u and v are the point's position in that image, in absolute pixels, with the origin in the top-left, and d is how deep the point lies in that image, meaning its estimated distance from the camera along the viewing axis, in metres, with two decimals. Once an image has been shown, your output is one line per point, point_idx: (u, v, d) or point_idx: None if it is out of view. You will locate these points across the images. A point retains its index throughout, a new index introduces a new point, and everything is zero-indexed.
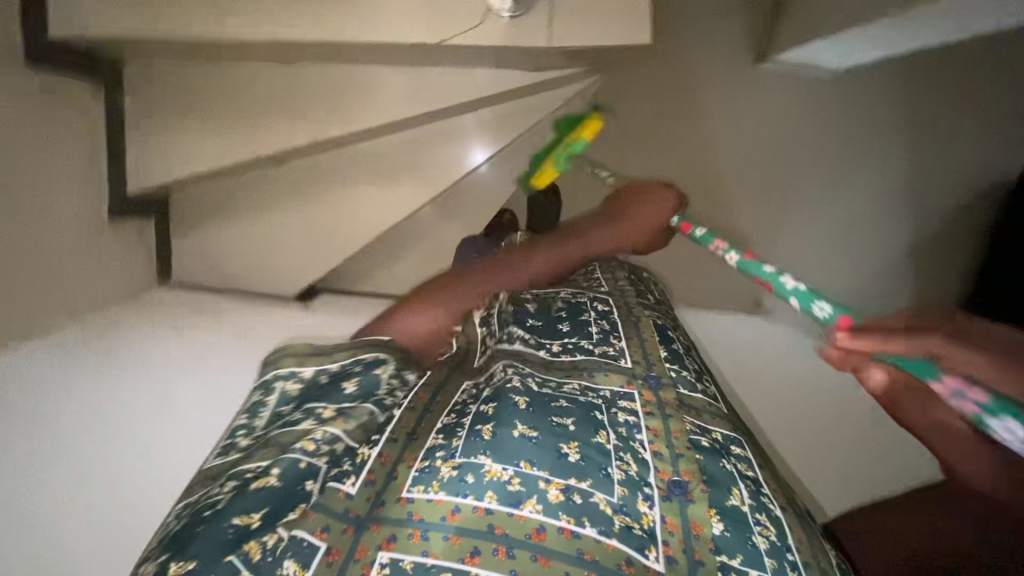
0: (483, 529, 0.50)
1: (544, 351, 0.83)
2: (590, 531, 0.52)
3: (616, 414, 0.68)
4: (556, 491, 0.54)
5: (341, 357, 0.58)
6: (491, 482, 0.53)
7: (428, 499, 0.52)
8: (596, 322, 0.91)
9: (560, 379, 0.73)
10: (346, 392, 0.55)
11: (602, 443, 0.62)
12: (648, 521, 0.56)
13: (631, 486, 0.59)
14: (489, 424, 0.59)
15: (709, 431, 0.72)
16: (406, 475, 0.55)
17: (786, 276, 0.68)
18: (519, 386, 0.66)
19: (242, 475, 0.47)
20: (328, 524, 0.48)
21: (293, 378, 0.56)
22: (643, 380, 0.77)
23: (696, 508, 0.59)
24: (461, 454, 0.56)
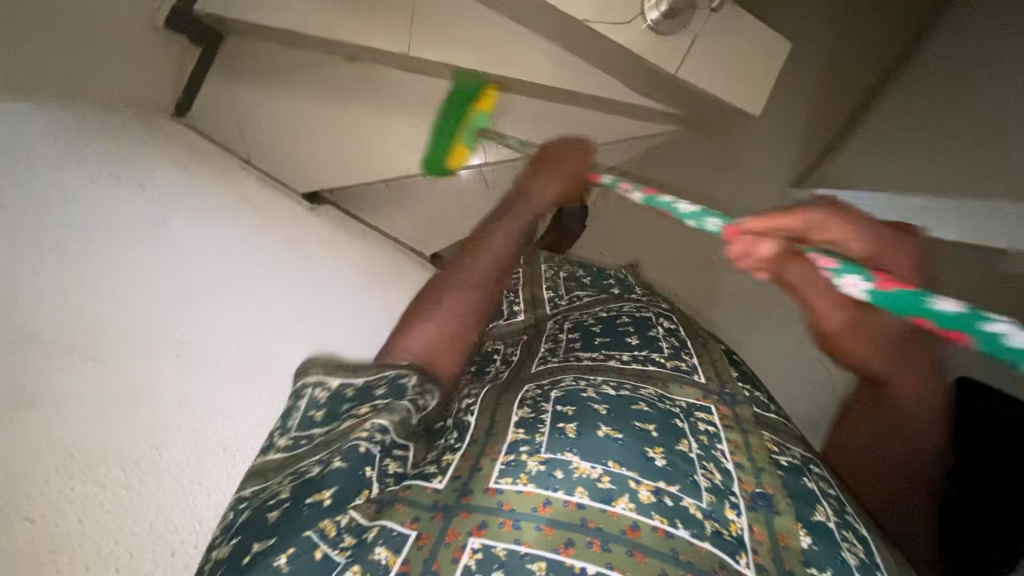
0: (576, 522, 0.51)
1: (613, 361, 0.74)
2: (683, 532, 0.51)
3: (697, 427, 0.62)
4: (646, 491, 0.53)
5: (367, 376, 0.75)
6: (580, 478, 0.54)
7: (518, 491, 0.54)
8: (662, 337, 0.79)
9: (634, 384, 0.67)
10: (374, 395, 0.72)
11: (684, 450, 0.58)
12: (738, 530, 0.53)
13: (717, 496, 0.55)
14: (572, 424, 0.59)
15: (785, 443, 0.63)
16: (492, 467, 0.58)
17: (682, 203, 0.86)
18: (597, 394, 0.64)
19: (302, 470, 0.61)
20: (418, 516, 0.55)
21: (321, 389, 0.75)
22: (717, 395, 0.68)
23: (785, 521, 0.54)
24: (547, 449, 0.57)
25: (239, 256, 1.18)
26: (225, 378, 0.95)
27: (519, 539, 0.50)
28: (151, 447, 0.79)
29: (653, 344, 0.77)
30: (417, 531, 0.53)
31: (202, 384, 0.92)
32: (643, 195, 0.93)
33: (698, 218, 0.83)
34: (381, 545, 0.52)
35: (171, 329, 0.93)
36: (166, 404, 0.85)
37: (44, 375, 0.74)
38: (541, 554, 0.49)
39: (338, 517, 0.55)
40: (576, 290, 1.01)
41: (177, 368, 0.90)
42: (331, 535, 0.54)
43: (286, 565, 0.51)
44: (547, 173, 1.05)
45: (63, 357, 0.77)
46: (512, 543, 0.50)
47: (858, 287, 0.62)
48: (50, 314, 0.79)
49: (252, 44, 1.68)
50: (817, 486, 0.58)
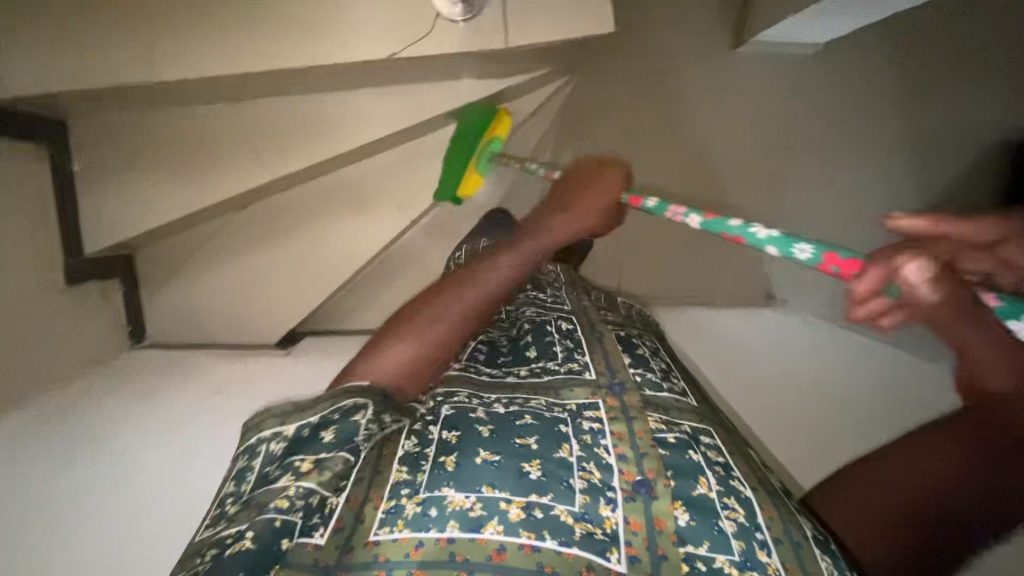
0: (443, 558, 0.35)
1: (511, 378, 0.54)
2: (550, 542, 0.36)
3: (583, 429, 0.45)
4: (516, 507, 0.38)
5: (321, 404, 0.42)
6: (454, 510, 0.38)
7: (395, 539, 0.37)
8: (557, 341, 0.58)
9: (521, 397, 0.49)
10: (321, 445, 0.40)
11: (563, 456, 0.42)
12: (611, 525, 0.37)
13: (591, 493, 0.39)
14: (453, 454, 0.42)
15: (672, 422, 0.47)
16: (374, 516, 0.40)
17: (759, 223, 0.45)
18: (485, 413, 0.47)
19: (219, 540, 0.36)
20: None
21: (276, 437, 0.42)
22: (608, 390, 0.50)
23: (660, 505, 0.39)
24: (427, 487, 0.40)
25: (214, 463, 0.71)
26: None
27: None
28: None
29: (547, 351, 0.57)
30: None
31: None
32: (704, 221, 0.51)
33: (783, 249, 0.42)
34: None
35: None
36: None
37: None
38: None
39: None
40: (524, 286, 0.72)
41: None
42: None
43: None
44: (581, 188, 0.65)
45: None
46: None
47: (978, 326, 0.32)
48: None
49: (139, 245, 0.91)
50: (703, 462, 0.43)
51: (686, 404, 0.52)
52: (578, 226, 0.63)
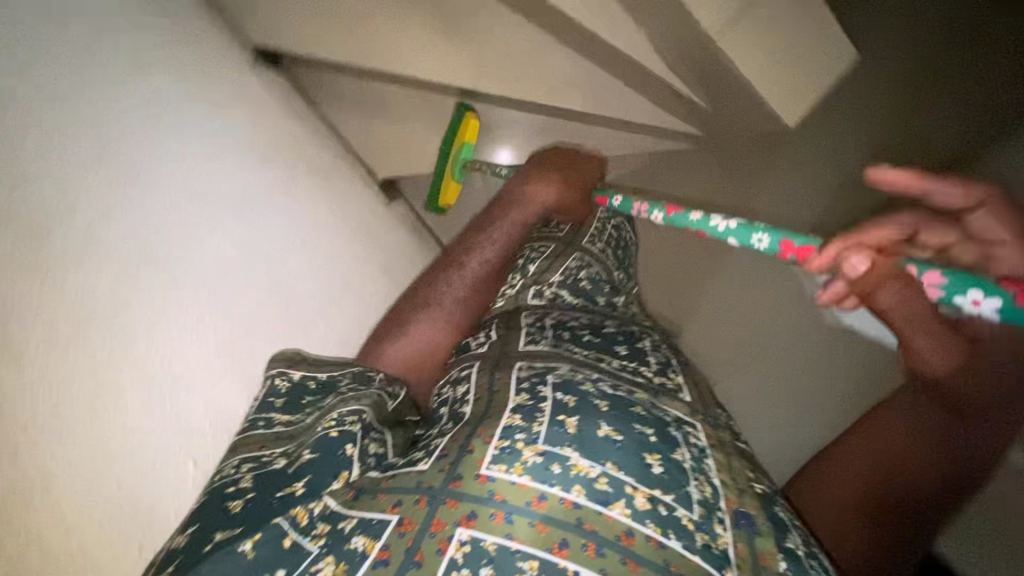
0: (569, 520, 0.32)
1: (605, 364, 0.52)
2: (674, 542, 0.34)
3: (689, 441, 0.44)
4: (642, 496, 0.35)
5: (332, 368, 0.50)
6: (579, 476, 0.35)
7: (510, 481, 0.34)
8: (650, 351, 0.57)
9: (626, 387, 0.48)
10: (340, 385, 0.47)
11: (680, 460, 0.40)
12: (723, 544, 0.37)
13: (707, 509, 0.38)
14: (573, 416, 0.39)
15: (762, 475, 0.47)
16: (484, 450, 0.36)
17: (715, 217, 0.60)
18: (595, 389, 0.44)
19: (259, 458, 0.38)
20: (401, 497, 0.33)
21: (282, 378, 0.48)
22: (704, 418, 0.50)
23: (766, 543, 0.38)
24: (546, 440, 0.37)
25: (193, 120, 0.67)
26: (226, 378, 0.59)
27: (511, 534, 0.31)
28: (178, 503, 0.51)
29: (641, 358, 0.55)
30: (400, 516, 0.32)
31: (216, 391, 0.58)
32: (666, 216, 0.66)
33: (741, 237, 0.56)
34: (359, 531, 0.31)
35: (114, 250, 0.53)
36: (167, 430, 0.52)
37: (163, 444, 0.52)
38: (534, 555, 0.31)
39: (314, 502, 0.34)
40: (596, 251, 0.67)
41: (173, 390, 0.54)
42: (305, 525, 0.32)
43: (253, 552, 0.31)
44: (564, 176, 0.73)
45: (104, 416, 0.48)
46: (502, 538, 0.31)
47: (992, 308, 0.38)
48: (95, 330, 0.49)
49: None
50: (790, 520, 0.42)
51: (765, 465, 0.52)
52: (545, 201, 0.71)
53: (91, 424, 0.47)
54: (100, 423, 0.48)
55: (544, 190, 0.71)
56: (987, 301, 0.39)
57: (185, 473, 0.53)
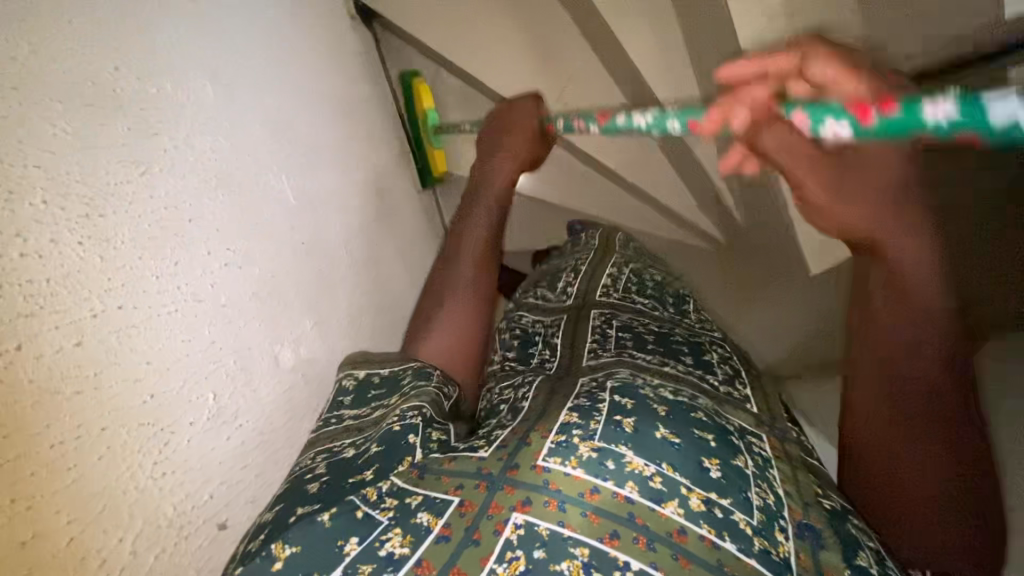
0: (621, 513, 0.33)
1: (670, 367, 0.54)
2: (730, 544, 0.34)
3: (752, 449, 0.44)
4: (697, 498, 0.35)
5: (391, 365, 0.54)
6: (633, 472, 0.36)
7: (566, 473, 0.35)
8: (716, 363, 0.58)
9: (689, 392, 0.49)
10: (401, 385, 0.51)
11: (741, 465, 0.40)
12: (784, 552, 0.36)
13: (767, 516, 0.37)
14: (631, 417, 0.40)
15: (832, 486, 0.45)
16: (541, 444, 0.38)
17: (643, 112, 0.56)
18: (656, 393, 0.45)
19: (330, 449, 0.43)
20: (462, 482, 0.36)
21: (348, 378, 0.54)
22: (769, 428, 0.50)
23: (831, 557, 0.37)
24: (602, 437, 0.38)
25: (281, 49, 0.69)
26: (257, 321, 0.55)
27: (564, 521, 0.33)
28: (191, 433, 0.44)
29: (707, 368, 0.57)
30: (461, 498, 0.35)
31: (247, 330, 0.53)
32: (603, 124, 0.63)
33: (680, 120, 0.51)
34: (423, 509, 0.34)
35: (206, 121, 0.53)
36: (195, 347, 0.47)
37: (194, 358, 0.46)
38: (585, 542, 0.32)
39: (383, 482, 0.37)
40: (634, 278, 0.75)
41: (216, 310, 0.50)
42: (374, 501, 0.35)
43: (329, 521, 0.34)
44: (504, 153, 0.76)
45: (145, 300, 0.43)
46: (555, 524, 0.33)
47: (946, 117, 0.32)
48: (151, 205, 0.45)
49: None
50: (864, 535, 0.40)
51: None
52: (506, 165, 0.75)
53: (130, 303, 0.41)
54: (143, 307, 0.42)
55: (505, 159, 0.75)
56: (946, 111, 0.32)
57: (203, 404, 0.46)
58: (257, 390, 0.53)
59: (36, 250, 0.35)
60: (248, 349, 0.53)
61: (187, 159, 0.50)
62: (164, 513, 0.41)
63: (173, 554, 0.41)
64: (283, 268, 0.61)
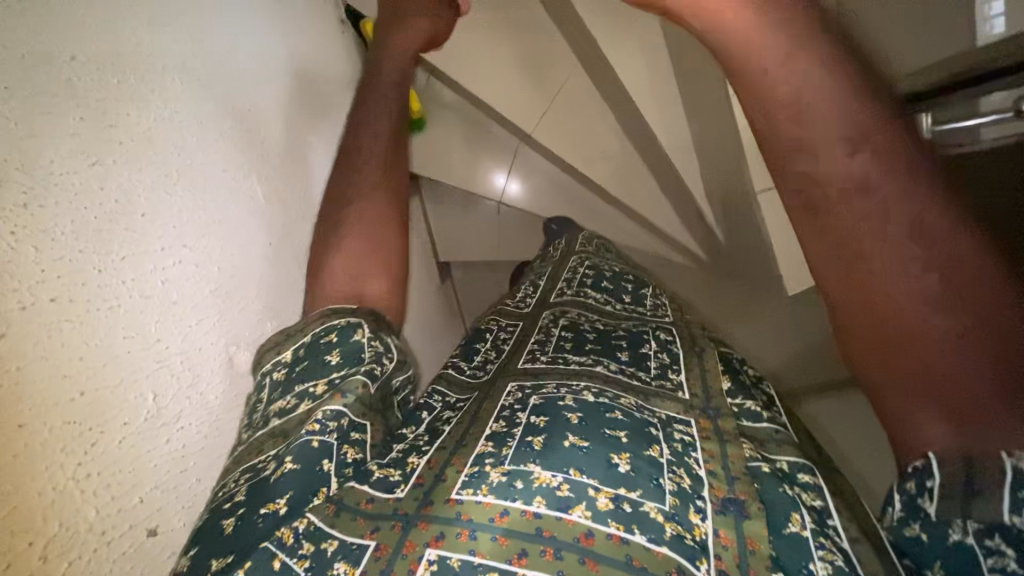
0: (530, 530, 0.35)
1: (601, 368, 0.55)
2: (640, 537, 0.35)
3: (675, 438, 0.46)
4: (605, 497, 0.37)
5: (313, 329, 0.56)
6: (541, 487, 0.38)
7: (477, 501, 0.37)
8: (652, 355, 0.60)
9: (613, 392, 0.51)
10: (328, 365, 0.51)
11: (653, 455, 0.42)
12: (700, 535, 0.37)
13: (681, 499, 0.39)
14: (541, 435, 0.43)
15: (768, 457, 0.46)
16: (456, 478, 0.40)
17: None
18: (574, 400, 0.47)
19: (256, 467, 0.43)
20: (378, 524, 0.37)
21: (276, 366, 0.55)
22: (701, 411, 0.51)
23: (752, 526, 0.38)
24: (513, 460, 0.40)
25: (255, 52, 0.72)
26: (213, 320, 0.56)
27: (473, 549, 0.34)
28: (125, 434, 0.43)
29: (641, 363, 0.58)
30: (377, 540, 0.36)
31: (197, 329, 0.53)
32: None
33: None
34: (340, 558, 0.35)
35: (167, 116, 0.54)
36: (137, 345, 0.46)
37: (133, 357, 0.45)
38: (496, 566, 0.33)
39: (298, 521, 0.37)
40: (591, 273, 0.76)
41: (164, 306, 0.50)
42: (291, 544, 0.36)
43: None
44: (404, 22, 0.88)
45: (83, 294, 0.42)
46: (466, 554, 0.34)
47: None
48: (102, 198, 0.45)
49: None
50: (797, 498, 0.41)
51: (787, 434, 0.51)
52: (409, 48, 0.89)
53: (65, 297, 0.40)
54: (79, 301, 0.42)
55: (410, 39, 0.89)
56: None
57: (141, 405, 0.45)
58: (203, 392, 0.53)
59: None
60: (195, 350, 0.53)
61: (142, 149, 0.50)
62: (84, 519, 0.39)
63: (91, 561, 0.39)
64: (234, 263, 0.61)
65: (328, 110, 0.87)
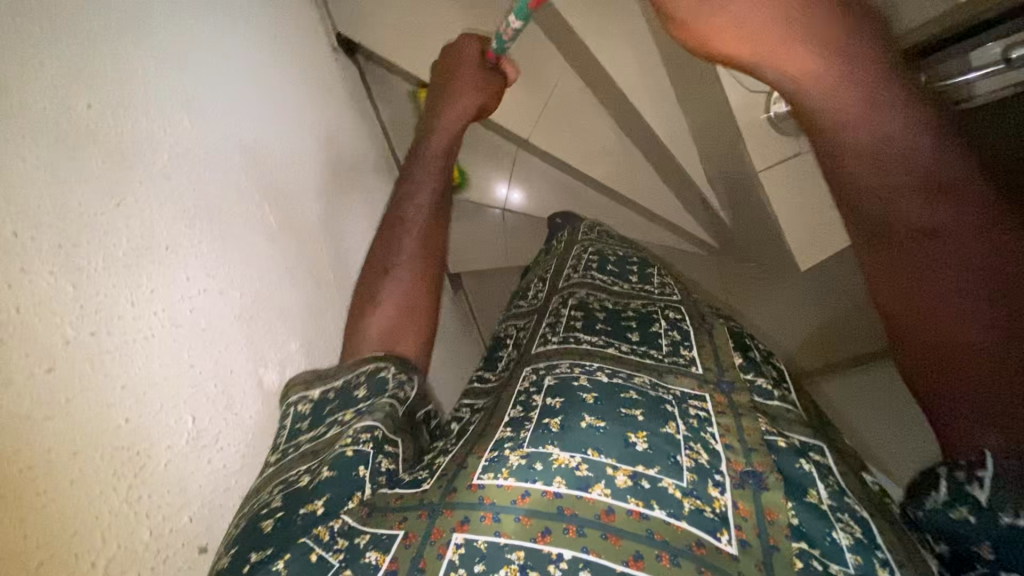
0: (551, 510, 0.36)
1: (612, 349, 0.57)
2: (661, 512, 0.36)
3: (689, 413, 0.47)
4: (623, 474, 0.38)
5: (343, 372, 0.55)
6: (560, 469, 0.39)
7: (499, 485, 0.38)
8: (663, 333, 0.60)
9: (626, 371, 0.52)
10: (356, 398, 0.51)
11: (670, 433, 0.43)
12: (720, 506, 0.38)
13: (699, 473, 0.40)
14: (558, 416, 0.44)
15: (782, 431, 0.47)
16: (477, 464, 0.41)
17: None
18: (588, 381, 0.48)
19: (287, 479, 0.43)
20: (406, 513, 0.38)
21: (302, 403, 0.54)
22: (714, 386, 0.52)
23: (772, 496, 0.39)
24: (531, 442, 0.42)
25: (248, 68, 0.72)
26: (241, 344, 0.57)
27: (499, 531, 0.35)
28: (168, 457, 0.44)
29: (652, 341, 0.59)
30: (406, 528, 0.37)
31: (227, 354, 0.54)
32: None
33: None
34: (371, 547, 0.36)
35: (183, 152, 0.54)
36: (174, 372, 0.47)
37: (171, 383, 0.46)
38: (521, 546, 0.34)
39: (333, 521, 0.38)
40: (595, 258, 0.76)
41: (195, 333, 0.50)
42: (327, 540, 0.37)
43: (284, 569, 0.35)
44: (450, 89, 0.76)
45: (123, 326, 0.43)
46: (493, 536, 0.35)
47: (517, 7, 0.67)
48: (127, 235, 0.45)
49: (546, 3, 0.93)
50: (814, 471, 0.42)
51: (799, 410, 0.51)
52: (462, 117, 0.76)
53: (104, 330, 0.41)
54: (118, 333, 0.42)
55: (464, 98, 0.76)
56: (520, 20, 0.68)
57: (182, 428, 0.46)
58: (238, 415, 0.54)
59: (12, 279, 0.35)
60: (229, 373, 0.54)
61: (170, 188, 0.51)
62: (141, 537, 0.40)
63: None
64: (258, 287, 0.62)
65: (328, 131, 0.90)
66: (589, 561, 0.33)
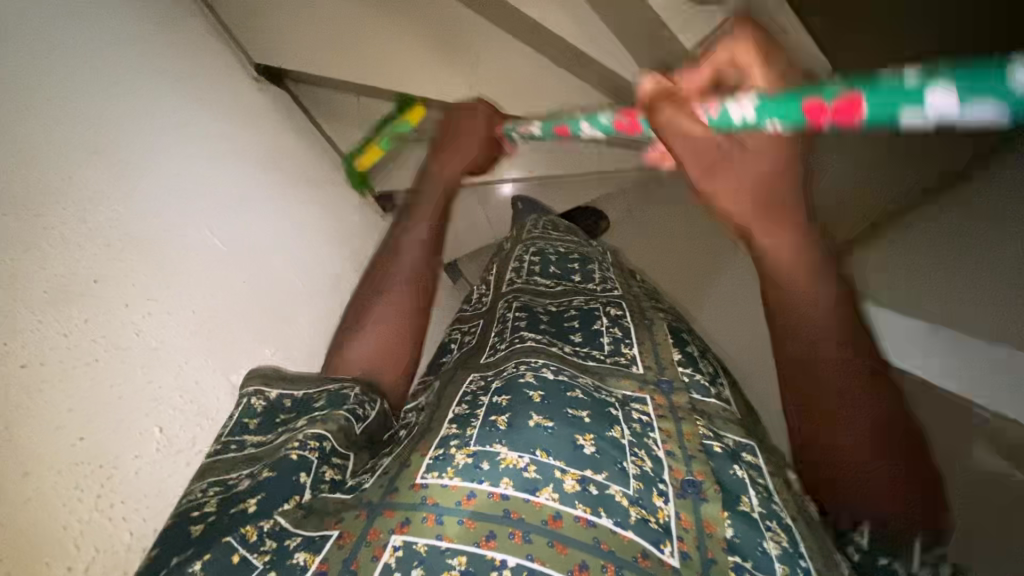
0: (496, 513, 0.35)
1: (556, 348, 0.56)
2: (608, 520, 0.35)
3: (633, 417, 0.47)
4: (571, 479, 0.37)
5: (306, 386, 0.50)
6: (506, 469, 0.37)
7: (444, 485, 0.36)
8: (605, 330, 0.60)
9: (570, 371, 0.51)
10: (313, 408, 0.47)
11: (615, 437, 0.42)
12: (664, 517, 0.38)
13: (645, 482, 0.40)
14: (504, 414, 0.42)
15: (718, 433, 0.48)
16: (420, 461, 0.39)
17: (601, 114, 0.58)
18: (534, 377, 0.47)
19: (226, 480, 0.39)
20: (342, 512, 0.35)
21: (257, 399, 0.48)
22: (655, 386, 0.52)
23: (711, 508, 0.39)
24: (478, 440, 0.40)
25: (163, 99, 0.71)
26: (206, 358, 0.57)
27: (440, 535, 0.33)
28: (138, 466, 0.46)
29: (594, 341, 0.59)
30: (341, 528, 0.34)
31: (191, 371, 0.55)
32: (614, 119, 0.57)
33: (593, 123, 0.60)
34: (301, 547, 0.33)
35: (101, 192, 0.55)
36: (123, 394, 0.48)
37: (129, 401, 0.47)
38: (464, 551, 0.33)
39: (265, 521, 0.34)
40: (536, 260, 0.76)
41: (147, 352, 0.51)
42: (254, 540, 0.33)
43: (202, 571, 0.31)
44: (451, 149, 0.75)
45: (46, 356, 0.43)
46: (434, 540, 0.33)
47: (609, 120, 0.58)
48: (47, 271, 0.46)
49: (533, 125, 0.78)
50: (746, 479, 0.43)
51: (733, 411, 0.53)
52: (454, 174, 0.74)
53: (35, 361, 0.42)
54: (49, 361, 0.43)
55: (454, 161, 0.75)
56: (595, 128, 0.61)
57: (149, 438, 0.48)
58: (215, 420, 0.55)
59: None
60: (197, 385, 0.55)
61: (119, 244, 0.54)
62: (121, 541, 0.42)
63: None
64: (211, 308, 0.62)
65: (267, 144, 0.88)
66: (533, 569, 0.32)
